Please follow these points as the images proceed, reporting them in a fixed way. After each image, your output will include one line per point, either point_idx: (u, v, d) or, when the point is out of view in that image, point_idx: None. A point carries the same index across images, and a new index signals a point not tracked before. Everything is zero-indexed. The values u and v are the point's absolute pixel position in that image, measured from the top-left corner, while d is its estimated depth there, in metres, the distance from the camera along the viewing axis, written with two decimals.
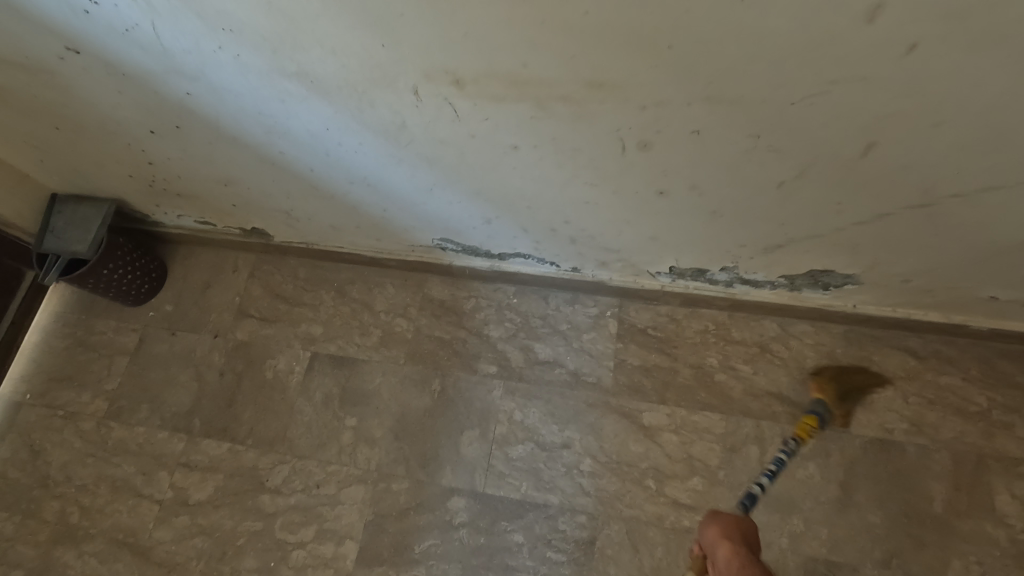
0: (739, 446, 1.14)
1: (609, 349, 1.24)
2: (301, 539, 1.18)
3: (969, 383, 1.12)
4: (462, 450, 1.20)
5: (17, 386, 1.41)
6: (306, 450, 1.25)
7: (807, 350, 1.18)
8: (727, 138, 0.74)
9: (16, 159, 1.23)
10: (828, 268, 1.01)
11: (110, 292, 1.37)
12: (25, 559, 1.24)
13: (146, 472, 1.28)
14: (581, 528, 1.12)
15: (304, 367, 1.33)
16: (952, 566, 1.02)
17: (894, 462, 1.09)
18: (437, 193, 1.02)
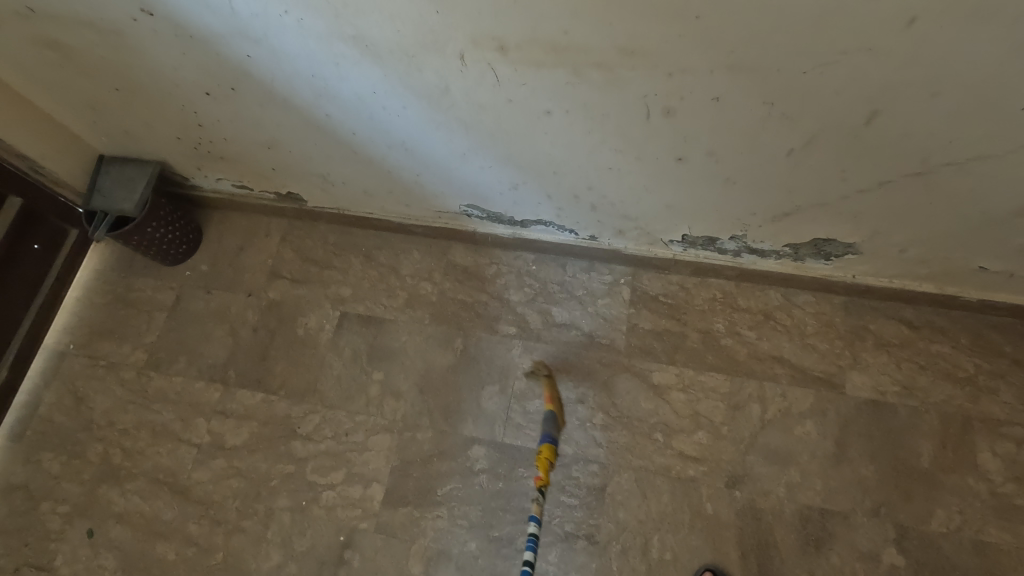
0: (742, 405, 1.22)
1: (623, 313, 1.32)
2: (331, 481, 1.26)
3: (959, 351, 1.20)
4: (482, 403, 1.29)
5: (61, 338, 1.49)
6: (335, 401, 1.33)
7: (809, 318, 1.27)
8: (745, 105, 0.81)
9: (70, 120, 1.30)
10: (831, 237, 1.09)
11: (152, 250, 1.45)
12: (70, 495, 1.32)
13: (184, 418, 1.37)
14: (593, 475, 1.20)
15: (333, 326, 1.41)
16: (937, 515, 1.10)
17: (886, 421, 1.17)
18: (469, 158, 1.09)
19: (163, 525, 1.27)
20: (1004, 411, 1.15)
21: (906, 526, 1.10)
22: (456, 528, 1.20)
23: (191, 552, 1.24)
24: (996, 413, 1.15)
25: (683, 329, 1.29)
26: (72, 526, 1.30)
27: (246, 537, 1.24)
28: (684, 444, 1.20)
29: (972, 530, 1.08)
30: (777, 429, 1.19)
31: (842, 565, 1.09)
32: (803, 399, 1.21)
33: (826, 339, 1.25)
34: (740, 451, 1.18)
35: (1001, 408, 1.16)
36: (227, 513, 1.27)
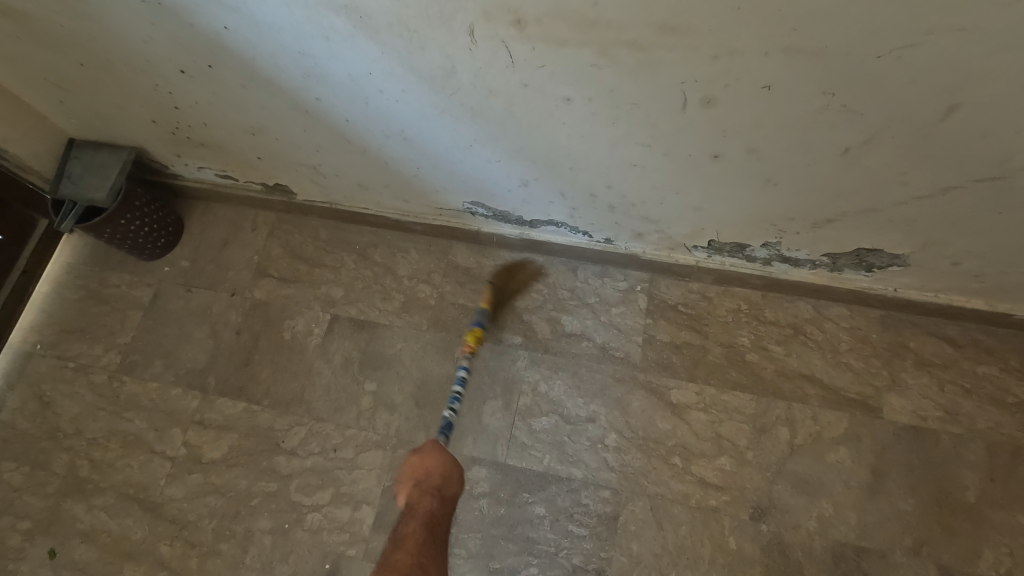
0: (769, 427, 1.11)
1: (639, 324, 1.21)
2: (316, 502, 1.15)
3: (1008, 373, 1.10)
4: (484, 420, 1.18)
5: (26, 337, 1.37)
6: (323, 413, 1.22)
7: (843, 334, 1.16)
8: (801, 94, 0.70)
9: (35, 99, 1.18)
10: (877, 247, 0.98)
11: (126, 244, 1.33)
12: (32, 510, 1.21)
13: (159, 428, 1.25)
14: (604, 503, 1.09)
15: (323, 330, 1.30)
16: (984, 557, 1.00)
17: (927, 449, 1.07)
18: (475, 150, 0.98)
19: (132, 546, 1.16)
20: None
21: (950, 568, 1.00)
22: (453, 558, 1.09)
23: None
24: None
25: (704, 343, 1.19)
26: (33, 544, 1.19)
27: (223, 561, 1.13)
28: (704, 471, 1.09)
29: None
30: (807, 455, 1.08)
31: None
32: (836, 422, 1.10)
33: (861, 357, 1.14)
34: (766, 479, 1.08)
35: None
36: (202, 534, 1.16)
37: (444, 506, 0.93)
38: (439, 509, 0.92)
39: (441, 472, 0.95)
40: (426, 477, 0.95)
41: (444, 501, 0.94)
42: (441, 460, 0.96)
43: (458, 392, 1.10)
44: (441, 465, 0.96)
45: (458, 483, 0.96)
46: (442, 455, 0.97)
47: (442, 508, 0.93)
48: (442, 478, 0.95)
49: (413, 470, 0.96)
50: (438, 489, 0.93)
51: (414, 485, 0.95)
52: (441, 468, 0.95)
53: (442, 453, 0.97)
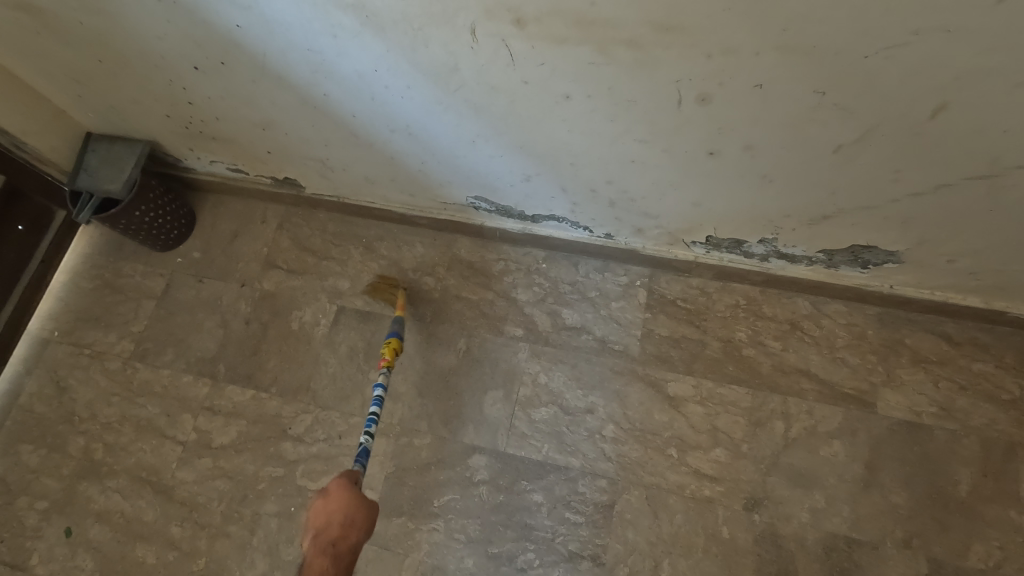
0: (764, 421, 1.13)
1: (638, 318, 1.24)
2: (321, 487, 1.19)
3: (1004, 371, 1.11)
4: (484, 410, 1.21)
5: (45, 324, 1.42)
6: (329, 401, 1.26)
7: (839, 330, 1.18)
8: (793, 92, 0.72)
9: (54, 94, 1.23)
10: (873, 243, 0.99)
11: (140, 235, 1.37)
12: (49, 491, 1.26)
13: (170, 414, 1.29)
14: (601, 492, 1.12)
15: (329, 320, 1.33)
16: (976, 550, 1.01)
17: (921, 444, 1.08)
18: (479, 145, 1.01)
19: (143, 526, 1.20)
20: None
21: (942, 561, 1.01)
22: (452, 543, 1.12)
23: (172, 556, 1.17)
24: None
25: (702, 337, 1.21)
26: (49, 523, 1.23)
27: (230, 543, 1.17)
28: (700, 462, 1.12)
29: (1014, 567, 0.99)
30: (802, 449, 1.10)
31: None
32: (832, 417, 1.12)
33: (857, 353, 1.16)
34: (761, 471, 1.10)
35: None
36: (211, 516, 1.19)
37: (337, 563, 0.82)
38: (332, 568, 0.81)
39: (341, 523, 0.86)
40: (326, 527, 0.86)
41: (339, 559, 0.83)
42: (347, 508, 0.87)
43: (373, 413, 1.07)
44: (344, 508, 0.87)
45: (363, 531, 0.86)
46: (349, 498, 0.88)
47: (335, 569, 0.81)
48: (341, 526, 0.86)
49: (316, 518, 0.87)
50: (332, 544, 0.84)
51: (313, 535, 0.85)
52: (344, 510, 0.87)
53: (348, 494, 0.88)
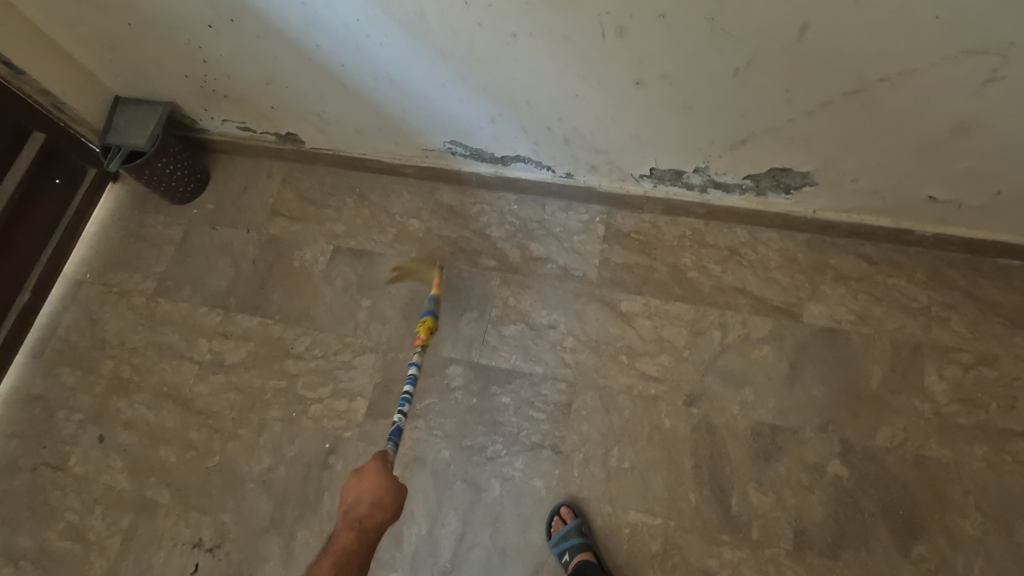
0: (704, 331, 1.29)
1: (596, 249, 1.41)
2: (319, 395, 1.36)
3: (914, 284, 1.26)
4: (461, 328, 1.38)
5: (78, 269, 1.61)
6: (326, 324, 1.43)
7: (772, 254, 1.34)
8: (689, 22, 0.89)
9: (89, 60, 1.42)
10: (787, 165, 1.15)
11: (161, 186, 1.56)
12: (84, 404, 1.44)
13: (188, 338, 1.48)
14: (560, 392, 1.28)
15: (327, 258, 1.51)
16: (882, 433, 1.16)
17: (840, 347, 1.24)
18: (448, 89, 1.18)
19: (165, 432, 1.38)
20: (954, 340, 1.21)
21: (853, 442, 1.16)
22: (432, 437, 1.28)
23: (190, 456, 1.35)
24: (946, 341, 1.21)
25: (652, 263, 1.37)
26: (85, 431, 1.41)
27: (240, 444, 1.35)
28: (647, 366, 1.28)
29: (915, 445, 1.14)
30: (735, 353, 1.26)
31: (789, 475, 1.15)
32: (762, 326, 1.28)
33: (787, 273, 1.31)
34: (700, 372, 1.25)
35: (951, 336, 1.21)
36: (224, 422, 1.37)
37: (366, 534, 0.95)
38: (355, 543, 0.94)
39: (371, 502, 0.98)
40: (358, 504, 0.98)
41: (364, 537, 0.95)
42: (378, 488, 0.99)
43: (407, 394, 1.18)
44: (375, 492, 0.99)
45: (390, 514, 0.98)
46: (382, 480, 0.99)
47: (359, 547, 0.94)
48: (371, 507, 0.98)
49: (350, 494, 1.00)
50: (360, 521, 0.96)
51: (345, 510, 0.99)
52: (376, 495, 0.98)
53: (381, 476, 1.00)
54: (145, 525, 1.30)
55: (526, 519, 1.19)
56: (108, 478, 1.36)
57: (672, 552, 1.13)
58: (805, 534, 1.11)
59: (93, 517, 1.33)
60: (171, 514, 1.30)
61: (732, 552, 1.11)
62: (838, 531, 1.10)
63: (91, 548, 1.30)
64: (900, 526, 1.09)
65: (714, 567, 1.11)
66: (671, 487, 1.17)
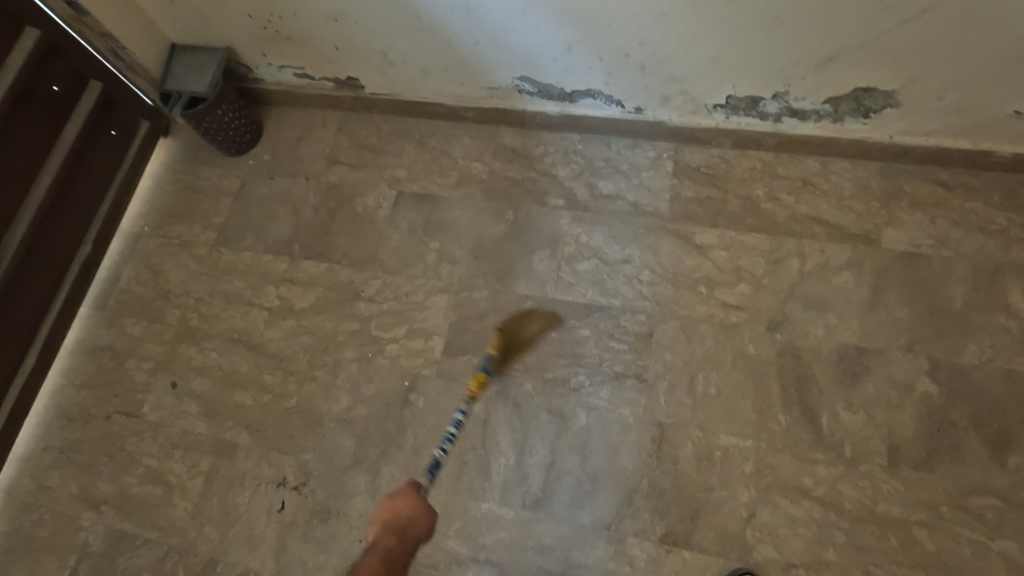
0: (782, 259, 1.29)
1: (667, 184, 1.40)
2: (393, 335, 1.36)
3: (991, 207, 1.26)
4: (533, 266, 1.37)
5: (136, 222, 1.59)
6: (395, 267, 1.43)
7: (846, 182, 1.33)
8: None
9: (148, 3, 1.41)
10: (872, 85, 1.15)
11: (218, 136, 1.55)
12: (153, 353, 1.43)
13: (255, 286, 1.47)
14: (639, 324, 1.28)
15: (390, 203, 1.50)
16: (969, 350, 1.16)
17: (920, 269, 1.24)
18: (527, 16, 1.17)
19: (239, 376, 1.38)
20: None
21: (939, 359, 1.16)
22: (512, 372, 1.28)
23: (266, 398, 1.35)
24: None
25: (724, 196, 1.37)
26: (156, 379, 1.41)
27: (316, 385, 1.34)
28: (726, 295, 1.28)
29: (1003, 361, 1.15)
30: (815, 280, 1.26)
31: (878, 395, 1.15)
32: (840, 253, 1.28)
33: (862, 200, 1.31)
34: (780, 299, 1.26)
35: None
36: (299, 364, 1.37)
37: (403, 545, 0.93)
38: (399, 546, 0.92)
39: (407, 519, 0.96)
40: (394, 518, 0.96)
41: (405, 542, 0.93)
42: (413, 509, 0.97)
43: None
44: (409, 509, 0.97)
45: (427, 530, 0.97)
46: (415, 503, 0.98)
47: (400, 546, 0.92)
48: (408, 521, 0.96)
49: (383, 511, 0.97)
50: (401, 528, 0.95)
51: (380, 525, 0.96)
52: (411, 513, 0.96)
53: (416, 499, 0.98)
54: (225, 467, 1.30)
55: (615, 447, 1.19)
56: (184, 423, 1.35)
57: (766, 473, 1.13)
58: (898, 450, 1.11)
59: (173, 461, 1.32)
60: (252, 454, 1.30)
61: (826, 470, 1.12)
62: (932, 445, 1.10)
63: (172, 491, 1.29)
64: (994, 438, 1.10)
65: (809, 485, 1.11)
66: (759, 410, 1.18)
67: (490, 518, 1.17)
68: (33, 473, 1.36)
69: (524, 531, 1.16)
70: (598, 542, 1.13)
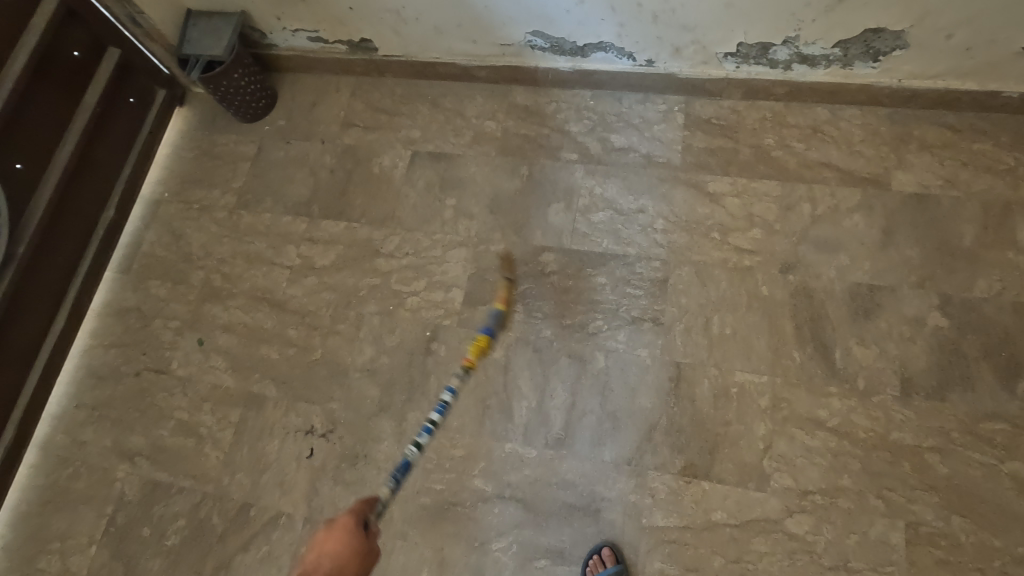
0: (793, 204, 1.32)
1: (678, 136, 1.42)
2: (414, 289, 1.39)
3: (1000, 148, 1.28)
4: (549, 218, 1.40)
5: (156, 189, 1.62)
6: (413, 224, 1.46)
7: (856, 129, 1.35)
8: None
9: None
10: (881, 25, 1.18)
11: (235, 102, 1.58)
12: (179, 313, 1.47)
13: (276, 246, 1.50)
14: (655, 270, 1.31)
15: (406, 163, 1.53)
16: (979, 285, 1.19)
17: (930, 210, 1.26)
18: None
19: (264, 332, 1.41)
20: None
21: (950, 295, 1.19)
22: (532, 319, 1.31)
23: (292, 352, 1.38)
24: None
25: (735, 146, 1.39)
26: (183, 337, 1.44)
27: (340, 338, 1.37)
28: (739, 241, 1.31)
29: (1012, 294, 1.17)
30: (826, 223, 1.29)
31: (890, 329, 1.19)
32: (851, 196, 1.30)
33: (872, 145, 1.33)
34: (792, 242, 1.28)
35: None
36: (322, 319, 1.40)
37: None
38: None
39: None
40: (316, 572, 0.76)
41: None
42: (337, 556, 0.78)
43: None
44: (337, 559, 0.78)
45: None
46: (347, 547, 0.79)
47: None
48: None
49: (312, 553, 0.80)
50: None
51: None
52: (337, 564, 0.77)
53: (352, 540, 0.80)
54: (254, 418, 1.33)
55: (634, 387, 1.22)
56: (212, 377, 1.39)
57: (782, 406, 1.16)
58: (910, 380, 1.14)
59: (203, 414, 1.36)
60: (280, 405, 1.33)
61: (840, 402, 1.15)
62: (943, 375, 1.14)
63: (204, 442, 1.33)
64: (1004, 366, 1.13)
65: (824, 417, 1.14)
66: (774, 348, 1.21)
67: (514, 457, 1.21)
68: (67, 430, 1.40)
69: (548, 469, 1.19)
70: (619, 477, 1.16)
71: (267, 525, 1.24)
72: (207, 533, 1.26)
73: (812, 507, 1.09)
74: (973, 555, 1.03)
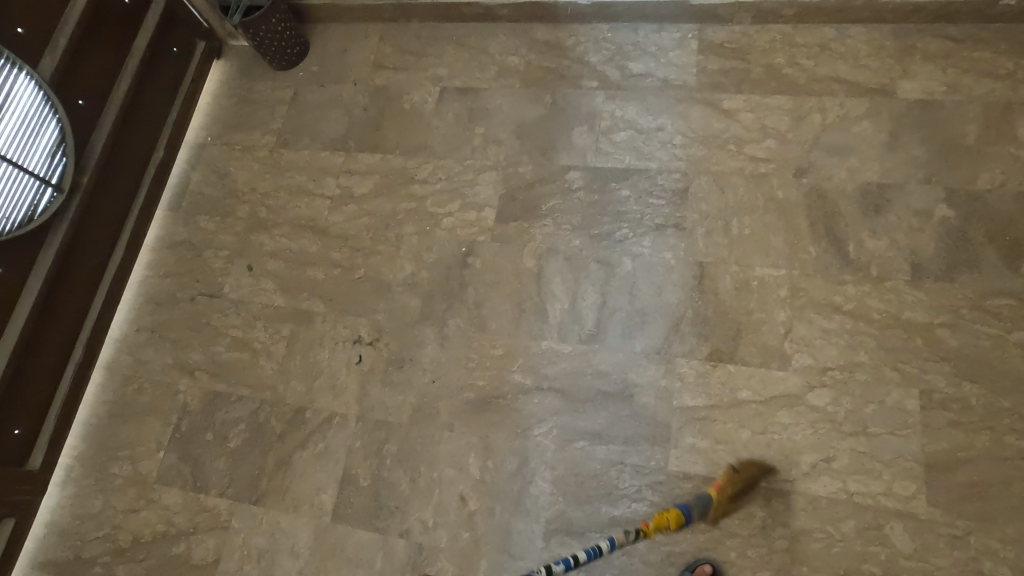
0: (805, 116, 1.40)
1: (693, 59, 1.50)
2: (448, 210, 1.48)
3: (999, 54, 1.35)
4: (573, 140, 1.49)
5: (199, 134, 1.72)
6: (445, 152, 1.55)
7: (862, 45, 1.43)
8: None
9: None
10: None
11: (272, 47, 1.67)
12: (228, 242, 1.57)
13: (316, 179, 1.59)
14: (676, 181, 1.39)
15: (436, 98, 1.62)
16: (982, 178, 1.27)
17: (935, 114, 1.34)
18: None
19: (309, 256, 1.51)
20: None
21: (956, 188, 1.27)
22: (561, 230, 1.40)
23: (337, 272, 1.47)
24: None
25: (748, 66, 1.47)
26: (233, 264, 1.54)
27: (381, 257, 1.47)
28: (755, 150, 1.39)
29: (1014, 185, 1.25)
30: (836, 130, 1.37)
31: (900, 221, 1.27)
32: (860, 105, 1.38)
33: (877, 59, 1.41)
34: (805, 149, 1.36)
35: None
36: (363, 241, 1.49)
37: None
38: None
39: None
40: None
41: None
42: None
43: None
44: None
45: None
46: None
47: None
48: None
49: None
50: None
51: None
52: None
53: None
54: (305, 331, 1.43)
55: (660, 284, 1.31)
56: (263, 298, 1.49)
57: (800, 294, 1.25)
58: (921, 265, 1.22)
59: (256, 330, 1.45)
60: (328, 319, 1.43)
61: (854, 288, 1.23)
62: (951, 259, 1.22)
63: (258, 354, 1.43)
64: (1007, 248, 1.20)
65: (840, 301, 1.23)
66: (791, 244, 1.29)
67: (550, 353, 1.30)
68: (130, 350, 1.50)
69: (582, 361, 1.28)
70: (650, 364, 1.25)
71: (322, 424, 1.34)
72: (266, 434, 1.35)
73: (831, 381, 1.18)
74: (983, 415, 1.11)
